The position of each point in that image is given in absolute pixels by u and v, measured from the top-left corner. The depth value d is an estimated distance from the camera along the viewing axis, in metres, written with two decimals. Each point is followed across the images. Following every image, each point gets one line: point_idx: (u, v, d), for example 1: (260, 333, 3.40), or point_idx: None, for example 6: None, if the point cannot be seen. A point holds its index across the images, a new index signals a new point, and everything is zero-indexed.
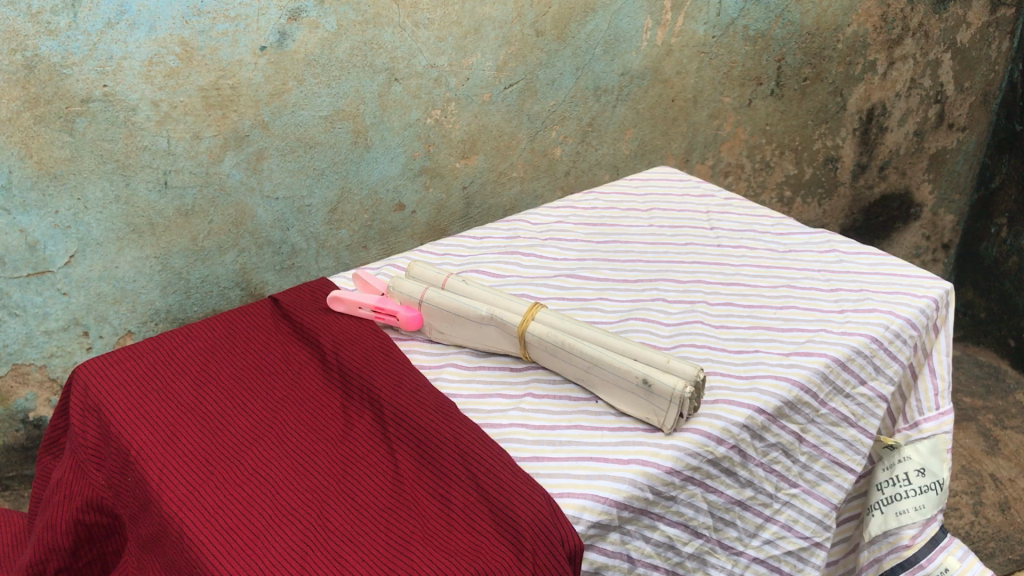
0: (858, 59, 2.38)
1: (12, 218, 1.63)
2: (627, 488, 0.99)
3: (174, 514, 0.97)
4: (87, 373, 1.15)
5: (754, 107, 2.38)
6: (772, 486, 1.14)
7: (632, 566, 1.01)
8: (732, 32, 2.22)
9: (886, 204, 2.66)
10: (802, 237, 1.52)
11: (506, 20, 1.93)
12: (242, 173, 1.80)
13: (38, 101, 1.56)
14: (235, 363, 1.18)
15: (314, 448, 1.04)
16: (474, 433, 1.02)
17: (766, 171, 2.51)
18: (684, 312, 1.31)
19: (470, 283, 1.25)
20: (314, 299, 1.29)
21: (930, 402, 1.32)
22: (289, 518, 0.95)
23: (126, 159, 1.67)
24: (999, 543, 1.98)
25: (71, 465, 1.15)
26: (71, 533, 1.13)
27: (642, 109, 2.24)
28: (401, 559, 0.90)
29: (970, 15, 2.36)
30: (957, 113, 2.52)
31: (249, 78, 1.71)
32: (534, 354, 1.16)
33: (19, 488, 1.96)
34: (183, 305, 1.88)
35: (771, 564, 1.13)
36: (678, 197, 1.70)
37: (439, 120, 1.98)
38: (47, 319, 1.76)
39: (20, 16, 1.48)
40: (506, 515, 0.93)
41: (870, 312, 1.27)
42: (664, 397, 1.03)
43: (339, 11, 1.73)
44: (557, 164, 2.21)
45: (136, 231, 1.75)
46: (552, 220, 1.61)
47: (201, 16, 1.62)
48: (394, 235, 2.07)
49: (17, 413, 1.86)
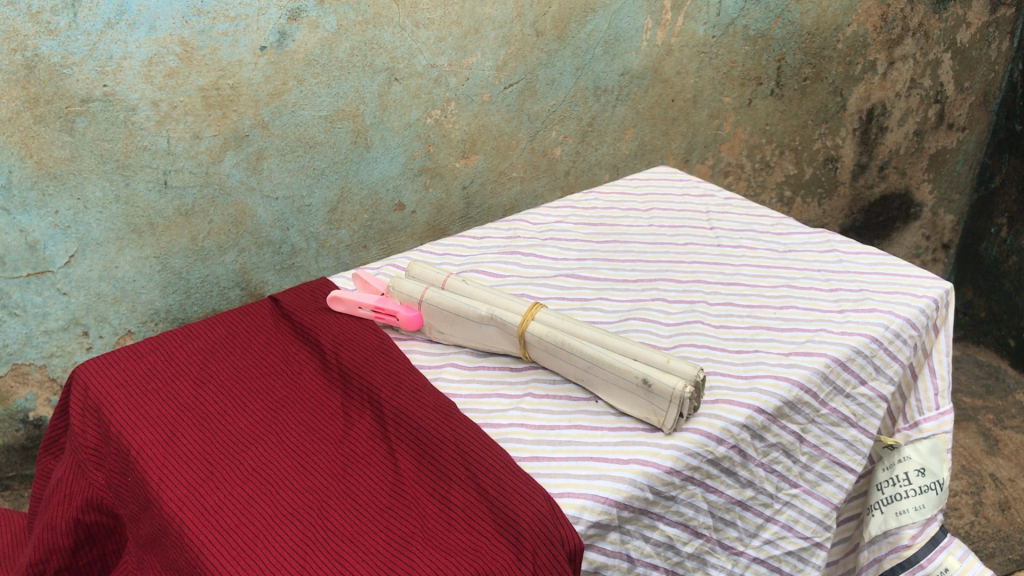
0: (858, 59, 2.38)
1: (12, 218, 1.63)
2: (627, 488, 0.99)
3: (174, 514, 0.97)
4: (87, 372, 1.15)
5: (754, 107, 2.38)
6: (772, 486, 1.13)
7: (631, 565, 1.01)
8: (733, 32, 2.22)
9: (885, 204, 2.66)
10: (801, 237, 1.52)
11: (506, 20, 1.93)
12: (242, 173, 1.80)
13: (38, 101, 1.56)
14: (235, 363, 1.18)
15: (314, 448, 1.04)
16: (475, 433, 1.02)
17: (766, 171, 2.51)
18: (684, 312, 1.31)
19: (469, 283, 1.25)
20: (313, 299, 1.29)
21: (930, 402, 1.32)
22: (289, 517, 0.95)
23: (126, 159, 1.67)
24: (999, 543, 1.98)
25: (71, 465, 1.15)
26: (71, 533, 1.13)
27: (642, 109, 2.24)
28: (402, 559, 0.90)
29: (970, 15, 2.36)
30: (957, 113, 2.52)
31: (249, 78, 1.71)
32: (535, 354, 1.16)
33: (19, 488, 1.96)
34: (183, 304, 1.88)
35: (771, 564, 1.13)
36: (678, 197, 1.69)
37: (439, 120, 1.98)
38: (47, 318, 1.76)
39: (20, 16, 1.48)
40: (506, 514, 0.93)
41: (870, 312, 1.27)
42: (664, 397, 1.03)
43: (340, 11, 1.73)
44: (557, 164, 2.21)
45: (136, 231, 1.75)
46: (552, 220, 1.60)
47: (201, 16, 1.62)
48: (394, 235, 2.07)
49: (17, 413, 1.86)
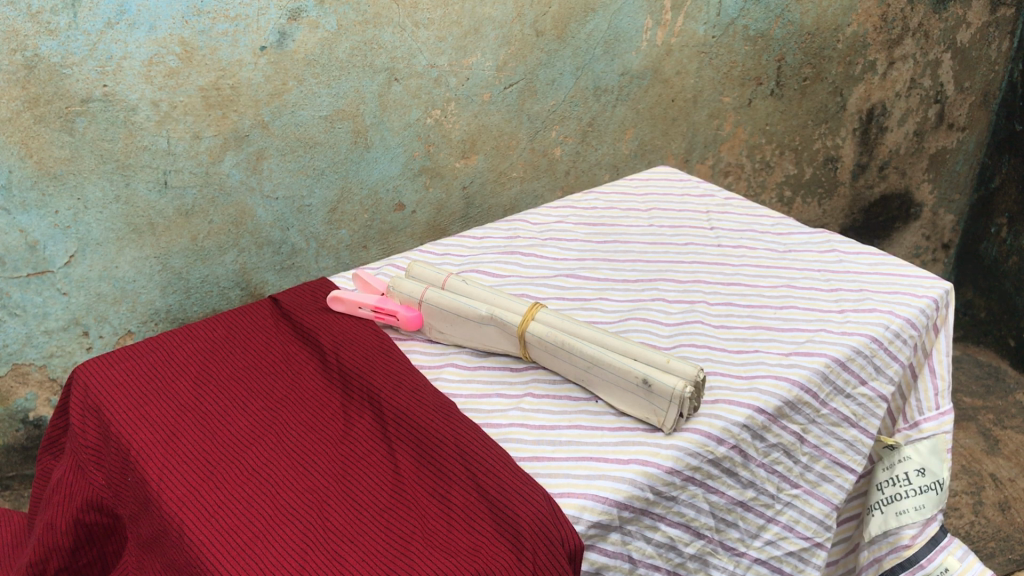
0: (858, 59, 2.38)
1: (12, 218, 1.63)
2: (627, 488, 0.99)
3: (174, 514, 0.97)
4: (87, 373, 1.15)
5: (754, 107, 2.38)
6: (773, 486, 1.13)
7: (632, 566, 1.01)
8: (732, 32, 2.22)
9: (885, 204, 2.66)
10: (801, 237, 1.52)
11: (506, 20, 1.93)
12: (242, 173, 1.80)
13: (38, 100, 1.56)
14: (235, 363, 1.18)
15: (314, 448, 1.04)
16: (475, 433, 1.02)
17: (766, 171, 2.51)
18: (684, 312, 1.31)
19: (469, 283, 1.25)
20: (314, 299, 1.29)
21: (930, 402, 1.32)
22: (289, 517, 0.95)
23: (126, 159, 1.67)
24: (999, 543, 1.98)
25: (72, 465, 1.15)
26: (71, 533, 1.13)
27: (642, 109, 2.24)
28: (402, 559, 0.91)
29: (970, 15, 2.36)
30: (957, 113, 2.52)
31: (249, 78, 1.71)
32: (535, 354, 1.16)
33: (19, 488, 1.96)
34: (183, 304, 1.88)
35: (772, 565, 1.13)
36: (678, 198, 1.69)
37: (439, 120, 1.98)
38: (47, 318, 1.76)
39: (20, 16, 1.48)
40: (506, 514, 0.93)
41: (870, 312, 1.27)
42: (664, 397, 1.03)
43: (340, 11, 1.73)
44: (558, 164, 2.21)
45: (136, 231, 1.75)
46: (552, 220, 1.60)
47: (201, 16, 1.62)
48: (394, 235, 2.07)
49: (17, 413, 1.86)
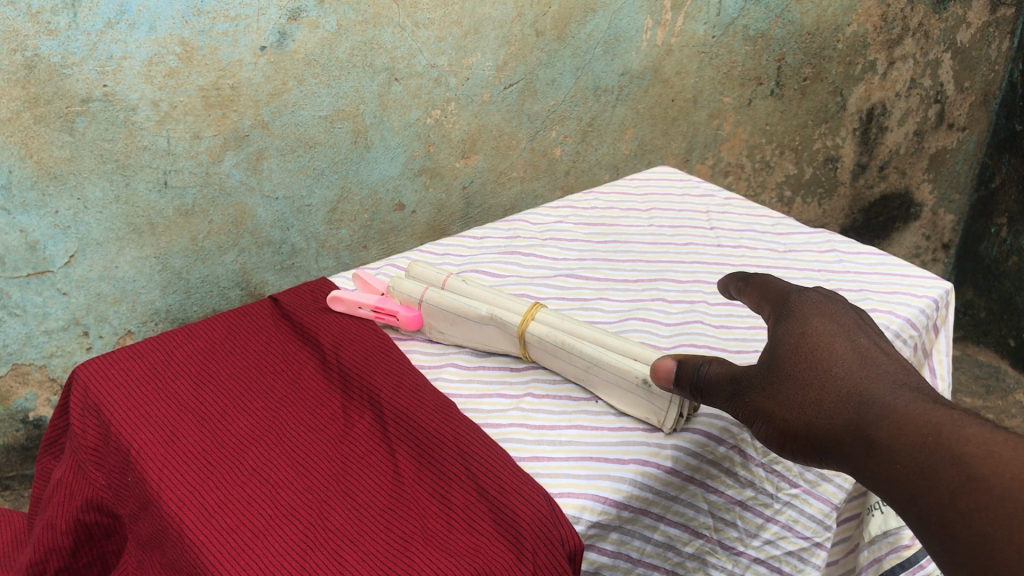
0: (858, 59, 2.38)
1: (12, 218, 1.61)
2: (627, 488, 0.99)
3: (174, 513, 0.97)
4: (87, 372, 1.15)
5: (754, 107, 2.39)
6: (773, 486, 1.11)
7: (632, 566, 1.02)
8: (733, 32, 2.22)
9: (885, 204, 2.67)
10: (801, 237, 1.52)
11: (506, 20, 1.93)
12: (242, 173, 1.80)
13: (38, 100, 1.54)
14: (235, 363, 1.18)
15: (314, 448, 1.04)
16: (475, 432, 1.02)
17: (767, 171, 2.52)
18: (684, 312, 1.31)
19: (469, 283, 1.25)
20: (314, 299, 1.29)
21: None
22: (289, 517, 0.95)
23: (126, 159, 1.67)
24: None
25: (72, 465, 1.15)
26: (71, 533, 1.13)
27: (642, 109, 2.24)
28: (401, 559, 0.90)
29: (971, 15, 2.35)
30: (957, 113, 2.52)
31: (249, 78, 1.71)
32: (534, 354, 1.16)
33: (19, 488, 1.96)
34: (183, 304, 1.89)
35: (772, 565, 1.13)
36: (678, 198, 1.70)
37: (439, 120, 1.98)
38: (47, 318, 1.75)
39: (20, 16, 1.46)
40: (506, 514, 0.93)
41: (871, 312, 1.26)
42: (664, 397, 1.03)
43: (340, 11, 1.73)
44: (557, 164, 2.22)
45: (136, 231, 1.75)
46: (552, 220, 1.61)
47: (201, 16, 1.61)
48: (394, 235, 2.08)
49: (17, 413, 1.86)
